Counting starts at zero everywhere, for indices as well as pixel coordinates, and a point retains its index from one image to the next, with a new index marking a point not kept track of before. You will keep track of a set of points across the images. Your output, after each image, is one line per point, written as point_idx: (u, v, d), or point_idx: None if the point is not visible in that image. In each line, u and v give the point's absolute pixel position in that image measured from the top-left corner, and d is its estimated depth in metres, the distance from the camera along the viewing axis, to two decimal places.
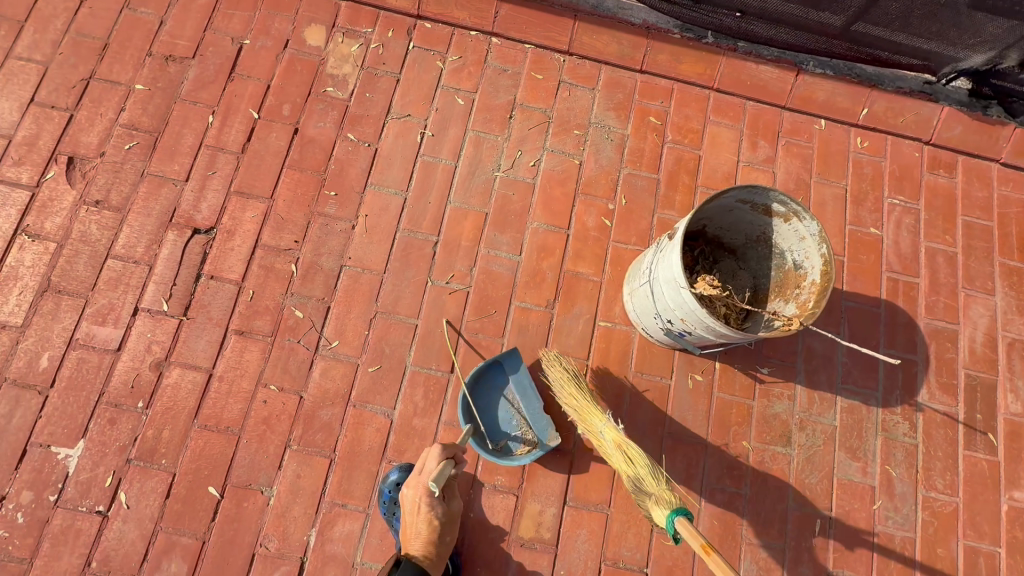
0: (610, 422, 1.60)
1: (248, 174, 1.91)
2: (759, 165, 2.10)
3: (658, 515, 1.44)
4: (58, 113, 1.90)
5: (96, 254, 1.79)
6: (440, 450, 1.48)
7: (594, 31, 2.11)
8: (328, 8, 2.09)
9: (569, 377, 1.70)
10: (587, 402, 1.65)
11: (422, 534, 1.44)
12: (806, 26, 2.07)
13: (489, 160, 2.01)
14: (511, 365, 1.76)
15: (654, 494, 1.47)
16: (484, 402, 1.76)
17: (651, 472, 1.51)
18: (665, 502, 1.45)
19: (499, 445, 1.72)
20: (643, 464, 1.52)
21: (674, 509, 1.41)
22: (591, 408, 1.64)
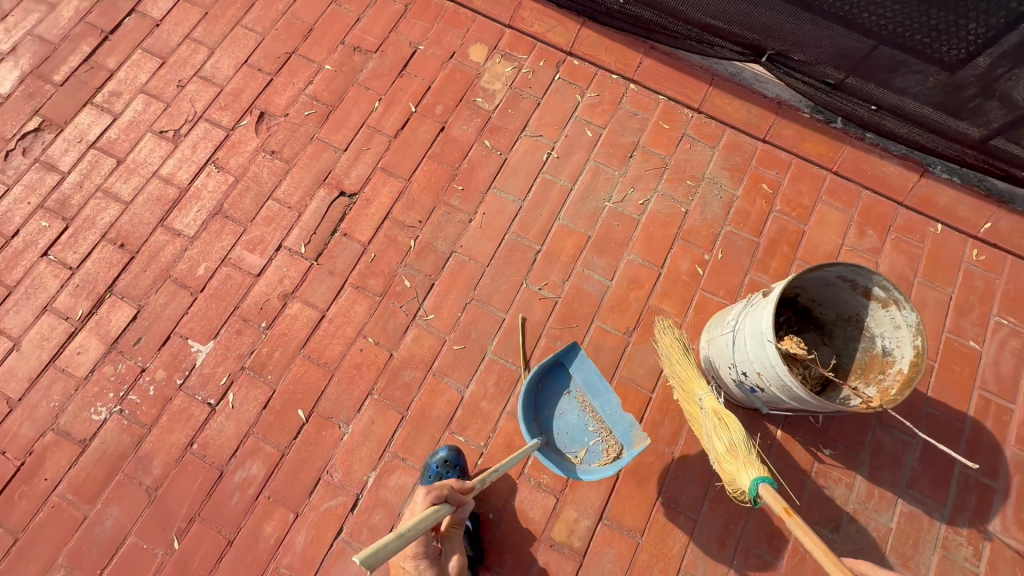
0: (711, 392, 1.63)
1: (395, 156, 2.19)
2: (862, 252, 2.13)
3: (742, 478, 1.48)
4: (261, 75, 2.28)
5: (261, 193, 2.12)
6: (425, 495, 1.47)
7: (727, 96, 2.25)
8: (494, 32, 2.38)
9: (677, 344, 1.76)
10: (691, 368, 1.71)
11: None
12: (942, 132, 2.09)
13: (602, 190, 2.18)
14: (574, 367, 1.82)
15: (743, 458, 1.50)
16: (553, 411, 1.81)
17: (744, 438, 1.53)
18: (754, 468, 1.48)
19: (584, 457, 1.75)
20: (738, 429, 1.54)
21: (759, 477, 1.45)
22: (693, 373, 1.69)
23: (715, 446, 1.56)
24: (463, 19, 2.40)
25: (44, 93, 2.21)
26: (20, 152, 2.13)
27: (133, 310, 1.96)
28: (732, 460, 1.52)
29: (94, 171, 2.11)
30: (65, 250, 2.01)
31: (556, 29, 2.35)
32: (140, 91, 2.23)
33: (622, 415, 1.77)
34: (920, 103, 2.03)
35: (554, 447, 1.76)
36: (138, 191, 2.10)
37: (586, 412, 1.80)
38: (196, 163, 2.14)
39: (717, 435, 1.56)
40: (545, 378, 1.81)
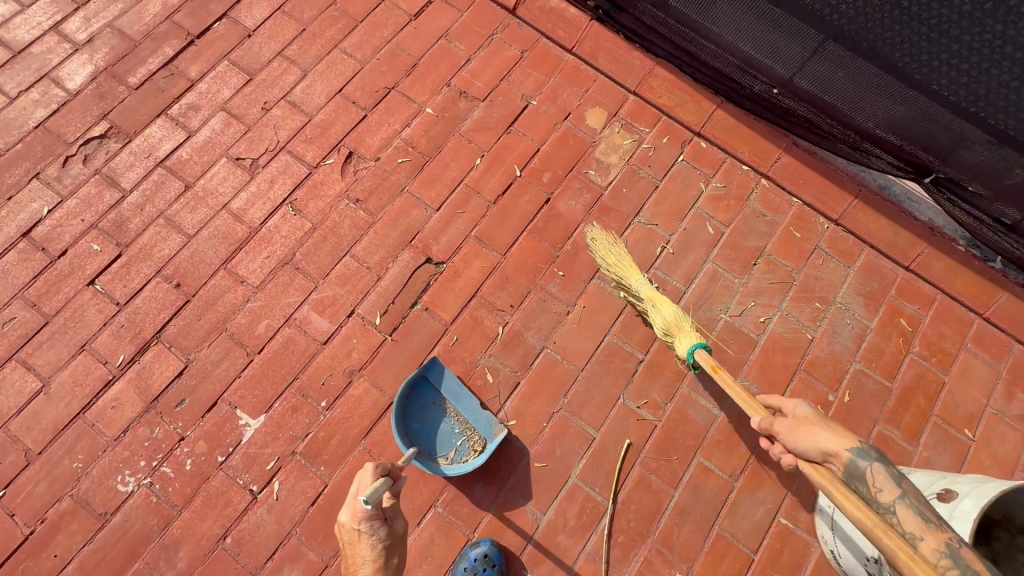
0: (643, 279, 1.80)
1: (492, 224, 1.95)
2: (1009, 418, 1.85)
3: (682, 346, 1.69)
4: (355, 110, 2.06)
5: (339, 247, 1.88)
6: (374, 470, 1.24)
7: (873, 212, 1.99)
8: (616, 96, 2.12)
9: (609, 248, 1.88)
10: (626, 262, 1.84)
11: (371, 566, 1.18)
12: None
13: (719, 299, 1.92)
14: (433, 374, 1.73)
15: (679, 331, 1.71)
16: (421, 422, 1.69)
17: (675, 314, 1.73)
18: (689, 336, 1.69)
19: (453, 458, 1.67)
20: (668, 308, 1.74)
21: (695, 343, 1.67)
22: (629, 267, 1.83)
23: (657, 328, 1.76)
24: (583, 76, 2.14)
25: (116, 95, 1.99)
26: (80, 160, 1.91)
27: (181, 365, 1.72)
28: (672, 334, 1.73)
29: (157, 194, 1.89)
30: (114, 282, 1.79)
31: (687, 105, 2.09)
32: (220, 109, 2.00)
33: (482, 412, 1.71)
34: None
35: (425, 455, 1.66)
36: (204, 224, 1.87)
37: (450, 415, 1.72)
38: (272, 202, 1.91)
39: (655, 319, 1.76)
40: (409, 391, 1.69)
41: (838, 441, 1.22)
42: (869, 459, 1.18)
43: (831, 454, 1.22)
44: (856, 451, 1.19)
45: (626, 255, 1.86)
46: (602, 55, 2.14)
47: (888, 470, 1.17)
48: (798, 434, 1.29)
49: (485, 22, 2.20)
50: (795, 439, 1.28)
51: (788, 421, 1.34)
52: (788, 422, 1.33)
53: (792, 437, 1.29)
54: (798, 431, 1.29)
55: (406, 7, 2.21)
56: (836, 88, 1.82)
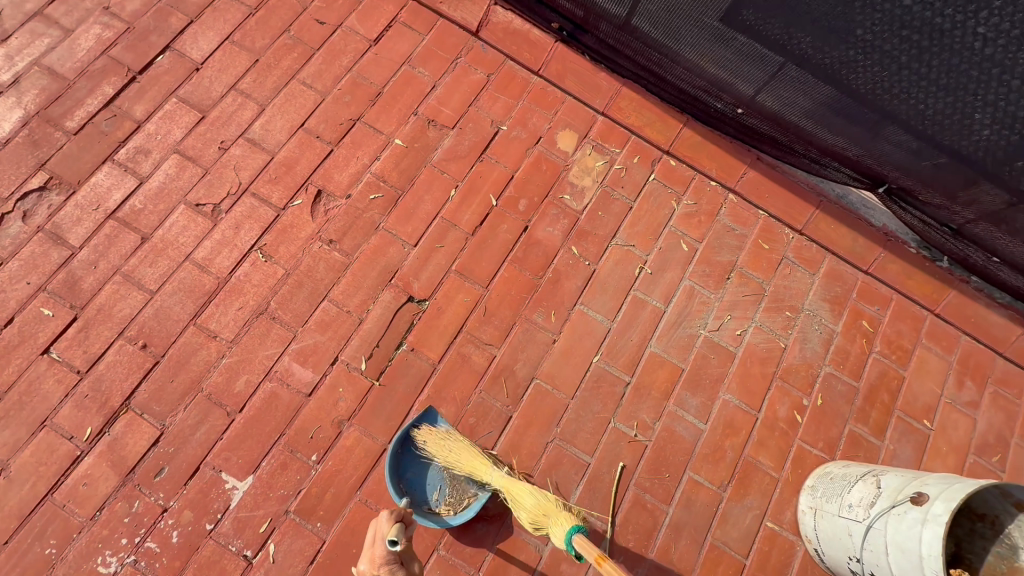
0: (496, 470, 1.60)
1: (472, 256, 1.93)
2: (961, 406, 2.01)
3: (559, 539, 1.46)
4: (320, 144, 1.98)
5: (316, 291, 1.82)
6: (388, 516, 1.41)
7: (833, 221, 2.10)
8: (585, 117, 2.14)
9: (440, 438, 1.62)
10: (469, 452, 1.61)
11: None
12: None
13: (697, 315, 1.98)
14: (429, 424, 1.69)
15: (548, 519, 1.50)
16: (415, 471, 1.66)
17: (537, 499, 1.54)
18: (564, 521, 1.47)
19: (448, 507, 1.66)
20: (527, 497, 1.54)
21: (571, 528, 1.45)
22: (473, 457, 1.61)
23: (524, 520, 1.55)
24: (551, 98, 2.14)
25: (54, 142, 1.84)
26: (18, 217, 1.76)
27: (156, 431, 1.63)
28: (542, 525, 1.51)
29: (111, 248, 1.77)
30: (72, 349, 1.67)
31: (655, 124, 2.13)
32: (174, 152, 1.89)
33: (475, 462, 1.69)
34: None
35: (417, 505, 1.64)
36: (167, 277, 1.77)
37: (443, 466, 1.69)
38: (239, 248, 1.83)
39: (518, 511, 1.55)
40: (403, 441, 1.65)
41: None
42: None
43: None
44: None
45: (463, 443, 1.63)
46: (569, 76, 2.14)
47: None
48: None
49: (449, 45, 2.15)
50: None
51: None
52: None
53: None
54: None
55: (364, 32, 2.13)
56: (798, 109, 1.90)
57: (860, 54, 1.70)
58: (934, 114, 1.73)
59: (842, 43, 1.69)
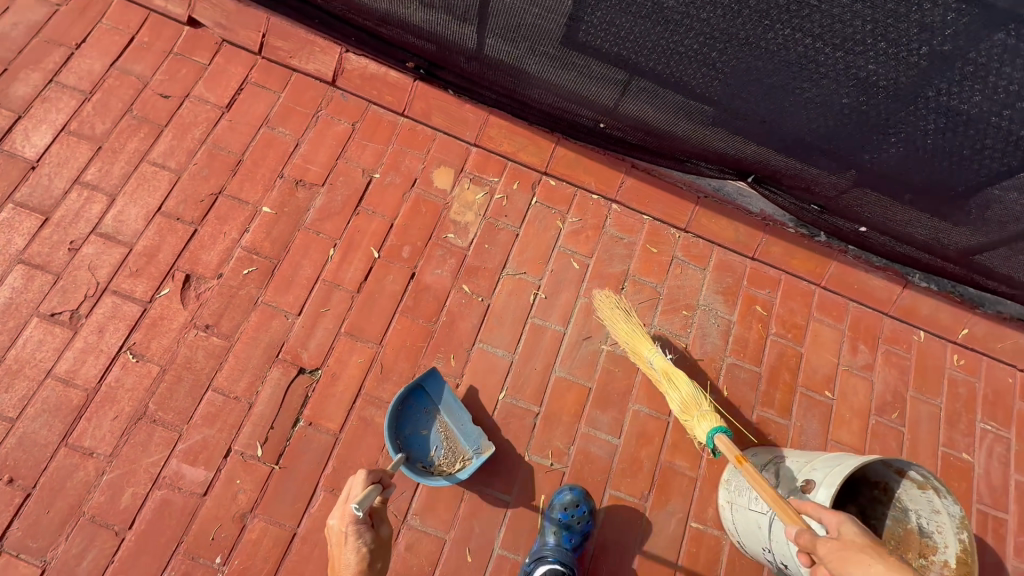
0: (660, 354, 1.81)
1: (361, 315, 1.89)
2: (858, 370, 2.11)
3: (699, 433, 1.66)
4: (182, 226, 1.88)
5: (197, 383, 1.74)
6: (363, 478, 1.30)
7: (713, 214, 2.14)
8: (458, 151, 2.12)
9: (621, 319, 1.91)
10: (637, 334, 1.87)
11: (351, 568, 1.17)
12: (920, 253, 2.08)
13: (597, 331, 2.00)
14: (433, 386, 1.80)
15: (698, 411, 1.69)
16: (414, 429, 1.76)
17: (696, 394, 1.72)
18: (707, 420, 1.66)
19: (444, 466, 1.74)
20: (687, 387, 1.74)
21: (715, 427, 1.63)
22: (639, 338, 1.86)
23: (674, 404, 1.76)
24: (421, 138, 2.12)
25: None
26: None
27: (37, 570, 1.52)
28: (691, 414, 1.71)
29: None
30: None
31: (528, 147, 2.13)
32: (18, 263, 1.76)
33: (472, 425, 1.79)
34: (913, 233, 1.99)
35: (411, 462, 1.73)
36: (28, 400, 1.65)
37: (441, 429, 1.78)
38: (106, 353, 1.72)
39: (672, 396, 1.76)
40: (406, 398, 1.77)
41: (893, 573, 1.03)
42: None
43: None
44: None
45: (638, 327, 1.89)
46: (435, 113, 2.12)
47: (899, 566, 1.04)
48: (847, 563, 1.11)
49: (306, 99, 2.09)
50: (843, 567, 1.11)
51: (833, 543, 1.16)
52: (831, 545, 1.16)
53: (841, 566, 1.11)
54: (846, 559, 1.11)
55: (215, 99, 2.04)
56: (653, 122, 1.91)
57: (682, 67, 1.65)
58: (774, 115, 1.71)
59: (661, 59, 1.65)
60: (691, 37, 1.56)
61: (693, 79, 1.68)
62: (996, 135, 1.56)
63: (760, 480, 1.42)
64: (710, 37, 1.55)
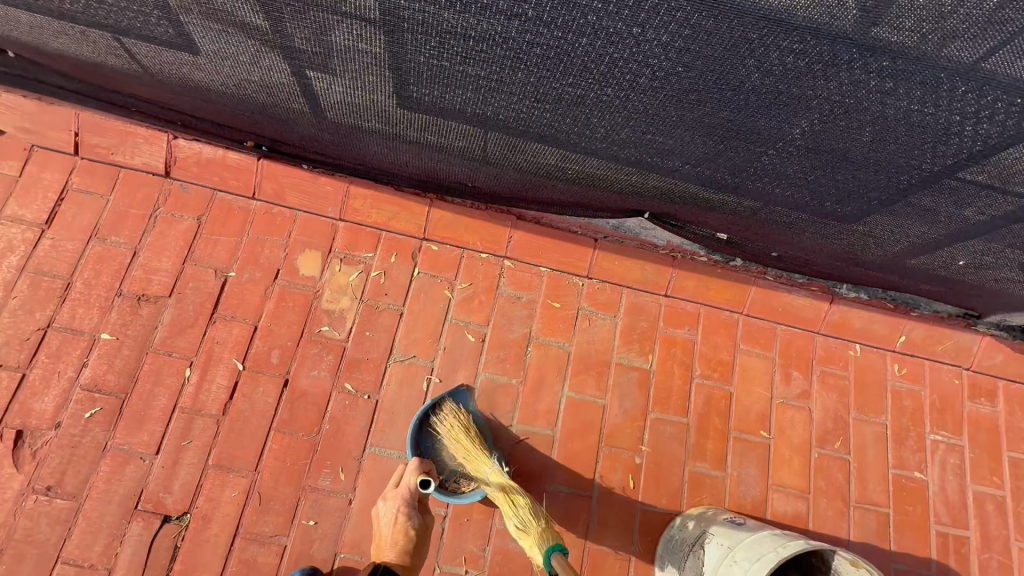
0: (496, 467, 1.58)
1: (230, 440, 1.67)
2: (794, 401, 1.94)
3: (538, 556, 1.42)
4: (7, 374, 1.65)
5: (45, 556, 1.53)
6: (416, 466, 1.57)
7: (616, 256, 1.95)
8: (324, 230, 1.89)
9: (458, 423, 1.66)
10: (472, 448, 1.62)
11: (398, 544, 1.51)
12: (842, 274, 1.88)
13: (503, 408, 1.81)
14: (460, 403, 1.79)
15: (534, 532, 1.44)
16: (436, 441, 1.73)
17: (535, 510, 1.49)
18: (546, 539, 1.43)
19: (456, 483, 1.70)
20: (523, 502, 1.50)
21: (550, 546, 1.40)
22: (477, 453, 1.61)
23: (512, 526, 1.51)
24: (279, 221, 1.88)
25: None
26: None
27: None
28: (527, 535, 1.46)
29: None
30: None
31: (400, 214, 1.90)
32: None
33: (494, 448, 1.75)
34: (826, 258, 1.77)
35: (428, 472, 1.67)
36: None
37: None
38: None
39: (509, 515, 1.51)
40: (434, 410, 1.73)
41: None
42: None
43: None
44: None
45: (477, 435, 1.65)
46: (288, 191, 1.88)
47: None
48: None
49: (140, 198, 1.84)
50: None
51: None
52: None
53: None
54: None
55: (31, 216, 1.79)
56: (512, 179, 1.63)
57: (515, 129, 1.36)
58: (634, 165, 1.42)
59: (490, 122, 1.36)
60: (512, 100, 1.25)
61: (534, 139, 1.38)
62: (885, 169, 1.26)
63: None
64: (530, 100, 1.24)
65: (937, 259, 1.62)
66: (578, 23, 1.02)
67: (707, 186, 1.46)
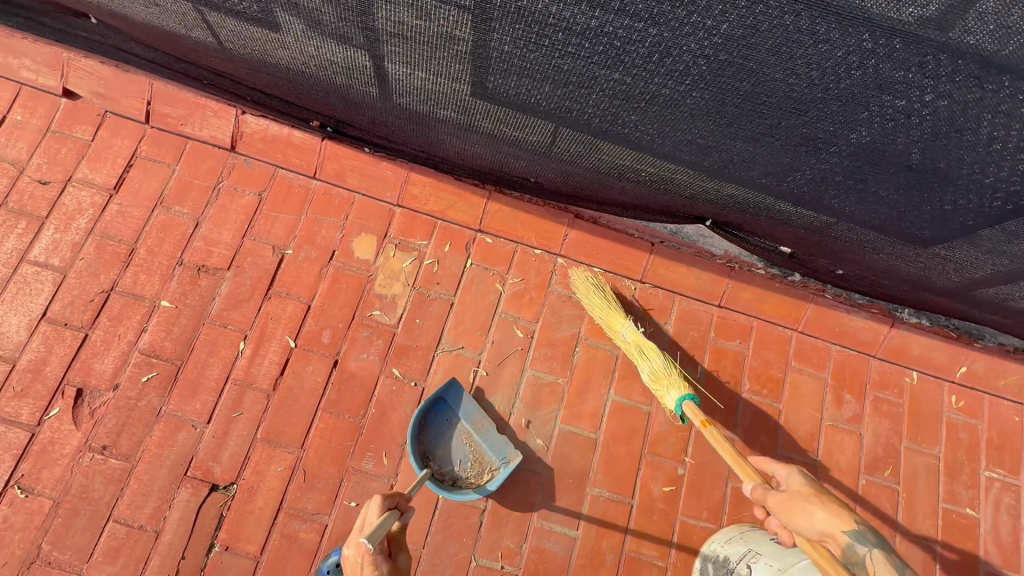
0: (632, 326, 1.76)
1: (278, 416, 1.69)
2: (844, 424, 1.88)
3: (669, 401, 1.62)
4: (70, 333, 1.69)
5: (97, 514, 1.56)
6: (379, 502, 1.15)
7: (672, 262, 1.92)
8: (380, 214, 1.89)
9: (593, 290, 1.83)
10: (607, 308, 1.80)
11: None
12: (906, 298, 1.83)
13: (548, 407, 1.79)
14: (452, 397, 1.74)
15: (666, 380, 1.64)
16: (437, 442, 1.70)
17: (667, 363, 1.67)
18: (677, 388, 1.61)
19: (472, 480, 1.67)
20: (655, 355, 1.69)
21: (682, 394, 1.58)
22: (611, 313, 1.79)
23: (645, 376, 1.71)
24: (337, 203, 1.89)
25: None
26: None
27: None
28: (659, 383, 1.66)
29: None
30: None
31: (457, 204, 1.90)
32: None
33: (498, 435, 1.72)
34: (893, 281, 1.72)
35: (437, 476, 1.65)
36: None
37: (466, 441, 1.71)
38: None
39: (643, 366, 1.71)
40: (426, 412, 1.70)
41: (833, 522, 1.12)
42: (869, 543, 1.09)
43: (828, 537, 1.13)
44: (854, 535, 1.10)
45: (611, 297, 1.82)
46: (349, 173, 1.89)
47: (889, 556, 1.09)
48: (794, 511, 1.20)
49: (205, 169, 1.86)
50: (794, 518, 1.18)
51: (781, 494, 1.24)
52: (780, 496, 1.24)
53: (789, 516, 1.20)
54: (794, 509, 1.20)
55: (101, 180, 1.82)
56: (578, 176, 1.60)
57: (595, 127, 1.33)
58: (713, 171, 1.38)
59: (570, 119, 1.33)
60: (599, 99, 1.23)
61: (614, 139, 1.35)
62: (982, 194, 1.21)
63: (721, 440, 1.42)
64: (619, 99, 1.20)
65: (1017, 290, 1.55)
66: (685, 21, 1.00)
67: (786, 199, 1.42)
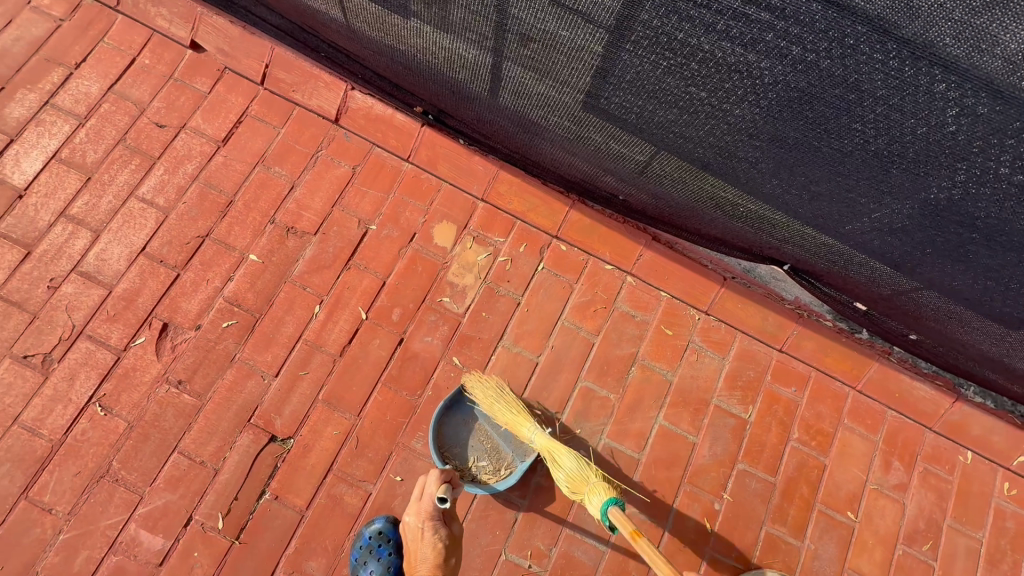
0: (539, 429, 1.64)
1: (341, 381, 1.76)
2: (888, 490, 1.86)
3: (594, 505, 1.46)
4: (164, 270, 1.80)
5: (164, 443, 1.66)
6: (438, 475, 1.51)
7: (740, 300, 1.93)
8: (463, 205, 1.95)
9: (491, 393, 1.70)
10: (509, 411, 1.67)
11: (427, 560, 1.44)
12: (976, 375, 1.80)
13: (597, 420, 1.82)
14: (467, 394, 1.77)
15: (586, 486, 1.51)
16: (457, 439, 1.74)
17: (579, 463, 1.56)
18: (599, 492, 1.47)
19: (489, 474, 1.72)
20: (566, 459, 1.58)
21: (605, 499, 1.43)
22: (516, 417, 1.66)
23: (563, 484, 1.58)
24: (424, 188, 1.95)
25: None
26: None
27: None
28: (580, 491, 1.53)
29: None
30: None
31: (540, 208, 1.95)
32: None
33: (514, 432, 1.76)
34: (966, 357, 1.70)
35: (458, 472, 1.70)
36: None
37: (482, 438, 1.75)
38: (75, 403, 1.67)
39: (557, 473, 1.59)
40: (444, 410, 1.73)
41: None
42: None
43: None
44: None
45: (512, 401, 1.69)
46: (441, 163, 1.96)
47: None
48: None
49: (308, 136, 1.95)
50: None
51: None
52: None
53: None
54: None
55: (212, 131, 1.93)
56: (670, 200, 1.62)
57: (704, 157, 1.34)
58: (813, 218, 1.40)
59: (680, 145, 1.34)
60: (720, 133, 1.24)
61: (721, 172, 1.37)
62: None
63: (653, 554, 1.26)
64: (739, 133, 1.22)
65: None
66: (835, 73, 1.01)
67: (884, 256, 1.41)
